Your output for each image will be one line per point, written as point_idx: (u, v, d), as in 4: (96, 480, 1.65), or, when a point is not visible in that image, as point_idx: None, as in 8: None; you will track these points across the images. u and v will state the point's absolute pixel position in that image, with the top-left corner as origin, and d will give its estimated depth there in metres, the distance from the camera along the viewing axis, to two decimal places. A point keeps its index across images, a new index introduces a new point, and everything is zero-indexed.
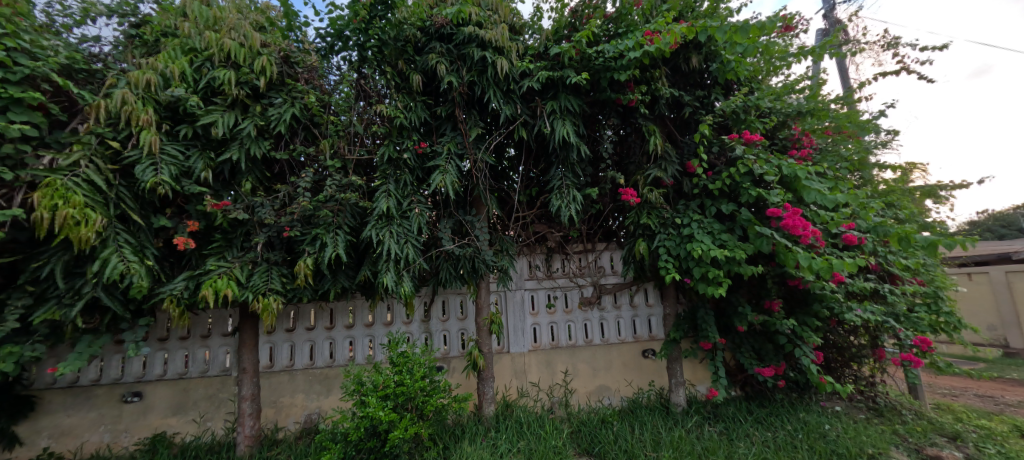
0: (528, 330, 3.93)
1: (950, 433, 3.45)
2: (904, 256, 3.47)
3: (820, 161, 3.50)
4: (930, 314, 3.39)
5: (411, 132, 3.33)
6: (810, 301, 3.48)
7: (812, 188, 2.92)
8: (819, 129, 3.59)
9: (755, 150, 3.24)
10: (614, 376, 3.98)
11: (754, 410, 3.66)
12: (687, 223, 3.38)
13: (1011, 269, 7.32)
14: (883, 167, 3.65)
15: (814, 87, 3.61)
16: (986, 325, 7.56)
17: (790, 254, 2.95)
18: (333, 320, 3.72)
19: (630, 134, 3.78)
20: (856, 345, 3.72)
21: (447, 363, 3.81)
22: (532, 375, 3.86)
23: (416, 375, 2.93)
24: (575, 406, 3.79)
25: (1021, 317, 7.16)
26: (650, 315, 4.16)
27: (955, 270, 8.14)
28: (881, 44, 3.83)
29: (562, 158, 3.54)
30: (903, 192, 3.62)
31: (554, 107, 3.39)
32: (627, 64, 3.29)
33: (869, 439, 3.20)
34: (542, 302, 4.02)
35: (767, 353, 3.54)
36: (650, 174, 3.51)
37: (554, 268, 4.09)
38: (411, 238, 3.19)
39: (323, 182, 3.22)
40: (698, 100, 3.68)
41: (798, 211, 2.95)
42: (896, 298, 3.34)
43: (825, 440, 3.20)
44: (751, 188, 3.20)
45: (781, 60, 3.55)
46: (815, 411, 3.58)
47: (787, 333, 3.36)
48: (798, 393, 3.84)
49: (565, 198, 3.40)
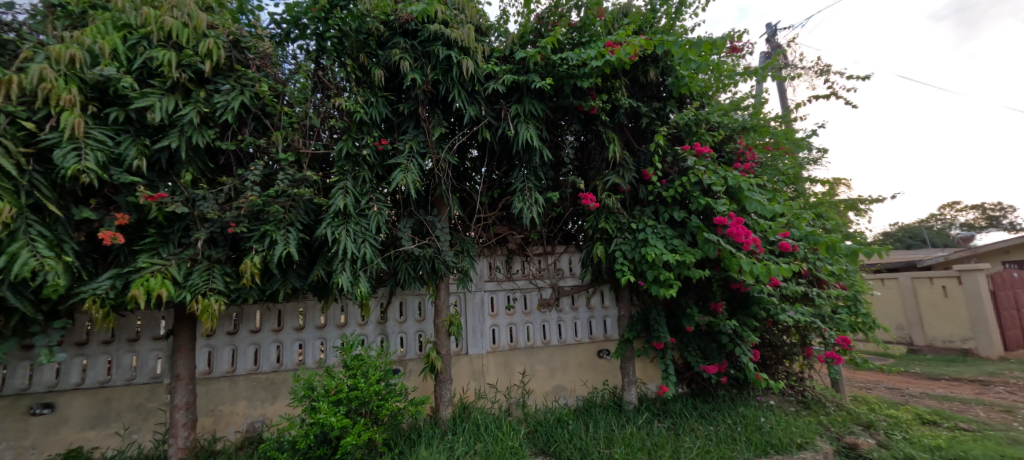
0: (487, 332, 3.92)
1: (865, 422, 3.85)
2: (831, 263, 3.79)
3: (761, 174, 3.80)
4: (851, 315, 3.77)
5: (371, 128, 3.25)
6: (750, 303, 3.75)
7: (753, 199, 3.18)
8: (760, 144, 3.87)
9: (704, 161, 3.45)
10: (570, 376, 4.08)
11: (698, 406, 3.89)
12: (642, 228, 3.53)
13: (916, 277, 8.55)
14: (813, 181, 4.01)
15: (757, 104, 3.90)
16: (896, 325, 8.78)
17: (733, 258, 3.17)
18: (280, 323, 3.53)
19: (590, 140, 3.89)
20: (788, 344, 4.04)
21: (403, 365, 3.71)
22: (490, 376, 3.86)
23: (372, 378, 2.85)
24: (532, 406, 3.84)
25: (923, 318, 8.39)
26: (605, 316, 4.31)
27: (871, 275, 9.33)
28: (814, 70, 4.21)
29: (525, 161, 3.57)
30: (830, 205, 4.00)
31: (518, 110, 3.43)
32: (589, 73, 3.40)
33: (797, 430, 3.51)
34: (501, 303, 4.03)
35: (711, 352, 3.79)
36: (608, 180, 3.64)
37: (514, 270, 4.11)
38: (369, 238, 3.09)
39: (274, 176, 3.06)
40: (654, 111, 3.87)
41: (742, 220, 3.15)
42: (823, 301, 3.68)
43: (760, 432, 3.47)
44: (700, 196, 3.40)
45: (728, 79, 3.82)
46: (752, 405, 3.87)
47: (729, 333, 3.62)
48: (738, 389, 4.12)
49: (527, 200, 3.43)
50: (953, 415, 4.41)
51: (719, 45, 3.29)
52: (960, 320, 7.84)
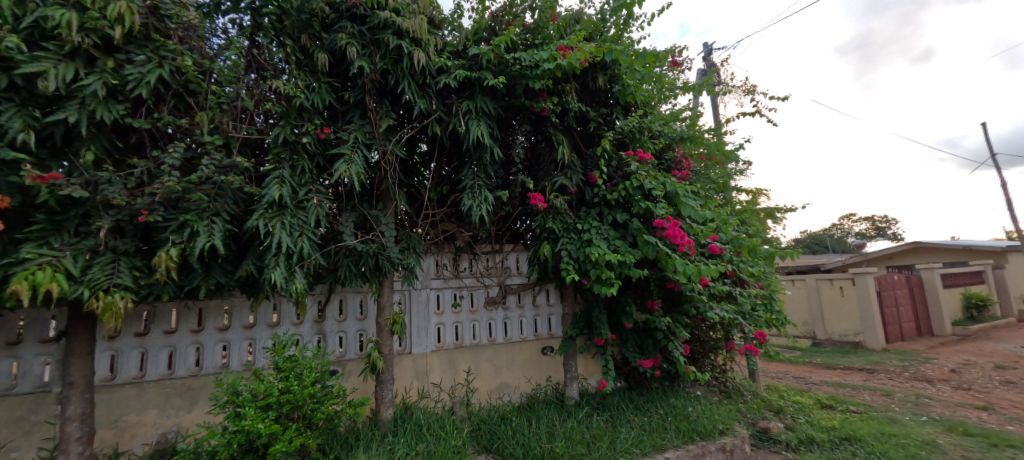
0: (432, 330, 3.84)
1: (776, 408, 4.45)
2: (751, 265, 4.17)
3: (695, 181, 4.08)
4: (767, 313, 4.20)
5: (312, 115, 3.05)
6: (682, 301, 4.02)
7: (688, 204, 3.42)
8: (695, 154, 4.17)
9: (646, 167, 3.65)
10: (515, 373, 4.12)
11: (634, 398, 4.11)
12: (587, 229, 3.66)
13: (820, 279, 9.82)
14: (739, 191, 4.39)
15: (694, 117, 4.19)
16: (803, 321, 10.06)
17: (669, 259, 3.39)
18: (201, 322, 3.21)
19: (540, 141, 3.96)
20: (714, 339, 4.37)
21: (341, 366, 3.53)
22: (434, 375, 3.79)
23: (305, 381, 2.67)
24: (476, 404, 3.83)
25: (824, 315, 9.70)
26: (550, 314, 4.41)
27: (785, 276, 10.53)
28: (743, 89, 4.60)
29: (475, 158, 3.54)
30: (752, 212, 4.40)
31: (470, 106, 3.38)
32: (540, 74, 3.44)
33: (719, 417, 3.83)
34: (447, 301, 3.97)
35: (647, 348, 4.03)
36: (556, 181, 3.73)
37: (461, 268, 4.06)
38: (307, 231, 2.89)
39: (197, 161, 2.77)
40: (601, 117, 4.02)
41: (677, 223, 3.36)
42: (744, 299, 4.04)
43: (688, 420, 3.74)
44: (641, 200, 3.58)
45: (669, 91, 4.11)
46: (681, 396, 4.16)
47: (663, 329, 3.87)
48: (669, 381, 4.40)
49: (476, 198, 3.39)
50: (846, 400, 5.16)
51: (662, 57, 3.53)
52: (853, 317, 9.17)
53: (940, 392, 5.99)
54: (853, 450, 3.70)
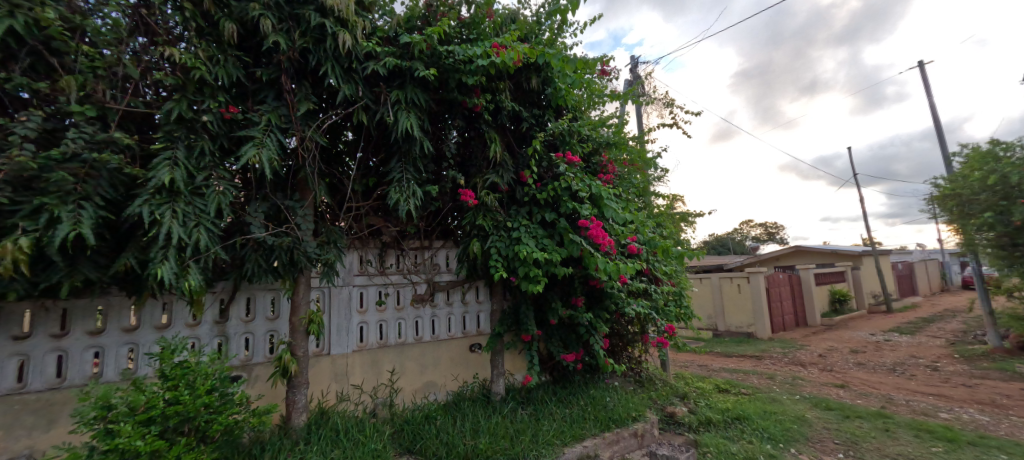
0: (354, 329, 3.63)
1: (681, 394, 4.89)
2: (664, 264, 4.53)
3: (619, 185, 4.32)
4: (676, 308, 4.59)
5: (214, 91, 2.68)
6: (603, 297, 4.22)
7: (610, 207, 3.62)
8: (620, 159, 4.40)
9: (574, 170, 3.79)
10: (441, 371, 4.05)
11: (558, 391, 4.27)
12: (516, 227, 3.70)
13: (721, 276, 10.97)
14: (657, 196, 4.73)
15: (620, 124, 4.42)
16: (706, 314, 11.20)
17: (591, 258, 3.55)
18: (66, 325, 2.69)
19: (473, 138, 3.93)
20: (631, 333, 4.68)
21: (247, 371, 3.20)
22: (355, 377, 3.59)
23: (199, 389, 2.35)
24: (400, 405, 3.70)
25: (724, 309, 10.89)
26: (479, 311, 4.41)
27: (693, 273, 11.60)
28: (663, 102, 4.96)
29: (404, 151, 3.40)
30: (667, 216, 4.77)
31: (399, 97, 3.22)
32: (474, 70, 3.39)
33: (633, 405, 4.12)
34: (371, 299, 3.78)
35: (570, 342, 4.20)
36: (487, 178, 3.73)
37: (387, 264, 3.89)
38: (204, 221, 2.55)
39: (62, 134, 2.32)
40: (534, 118, 4.09)
41: (600, 223, 3.53)
42: (658, 296, 4.37)
43: (605, 409, 3.96)
44: (569, 201, 3.69)
45: (598, 97, 4.34)
46: (600, 387, 4.40)
47: (585, 325, 4.05)
48: (590, 374, 4.63)
49: (404, 192, 3.23)
50: (739, 384, 5.82)
51: (590, 65, 3.72)
52: (747, 310, 10.42)
53: (809, 373, 7.01)
54: (741, 428, 4.20)
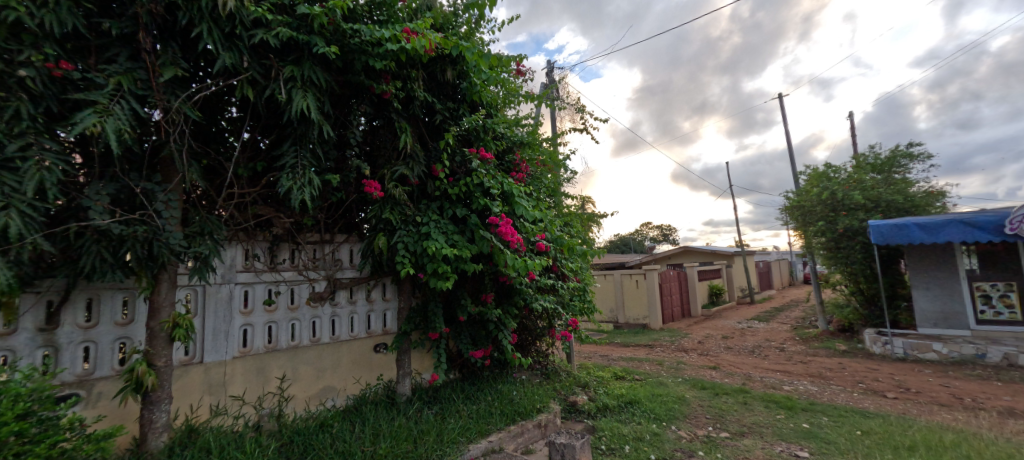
0: (235, 333, 3.19)
1: (583, 383, 5.15)
2: (571, 261, 4.72)
3: (531, 184, 4.38)
4: (581, 302, 4.81)
5: (38, 40, 2.12)
6: (512, 293, 4.25)
7: (521, 205, 3.64)
8: (533, 159, 4.47)
9: (486, 166, 3.76)
10: (341, 375, 3.75)
11: (465, 388, 4.22)
12: (426, 222, 3.55)
13: (622, 273, 11.82)
14: (567, 196, 4.91)
15: (534, 125, 4.50)
16: (608, 308, 11.98)
17: (501, 254, 3.54)
18: None
19: (382, 127, 3.70)
20: (539, 328, 4.80)
21: (84, 388, 2.64)
22: (236, 387, 3.16)
23: (9, 410, 1.85)
24: (291, 415, 3.35)
25: (624, 303, 11.75)
26: (386, 309, 4.18)
27: (598, 270, 12.34)
28: (574, 106, 5.16)
29: (298, 133, 3.06)
30: (576, 216, 4.98)
31: (293, 73, 2.87)
32: (383, 54, 3.17)
33: (538, 398, 4.23)
34: (258, 298, 3.36)
35: (479, 338, 4.17)
36: (396, 170, 3.53)
37: (278, 259, 3.49)
38: (17, 201, 2.00)
39: None
40: (448, 111, 3.97)
41: (510, 221, 3.52)
42: (565, 292, 4.54)
43: (511, 403, 4.01)
44: (480, 197, 3.63)
45: (513, 97, 4.38)
46: (509, 381, 4.45)
47: (494, 320, 4.06)
48: (499, 369, 4.65)
49: (297, 180, 2.89)
50: (634, 371, 6.30)
51: (506, 63, 3.72)
52: (643, 304, 11.38)
53: (690, 358, 7.87)
54: (634, 412, 4.55)
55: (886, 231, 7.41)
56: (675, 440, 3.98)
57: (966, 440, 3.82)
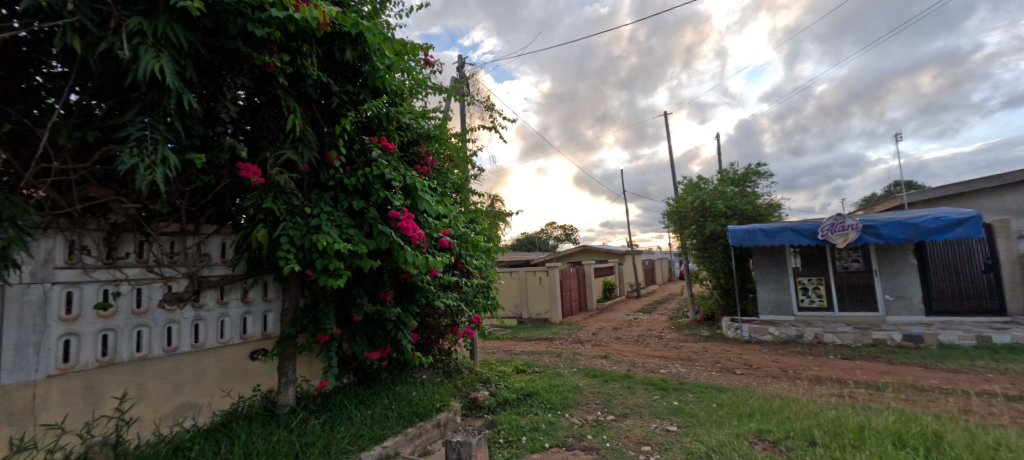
0: (51, 346, 2.53)
1: (485, 379, 5.15)
2: (476, 258, 4.70)
3: (436, 179, 4.23)
4: (485, 299, 4.81)
5: None
6: (414, 291, 4.05)
7: (424, 199, 3.48)
8: (439, 153, 4.32)
9: (388, 157, 3.52)
10: (205, 388, 3.23)
11: (359, 393, 3.93)
12: (316, 214, 3.21)
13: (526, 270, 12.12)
14: (474, 193, 4.85)
15: (442, 119, 4.34)
16: (512, 304, 12.21)
17: (401, 250, 3.34)
18: None
19: (265, 104, 3.26)
20: (442, 326, 4.67)
21: None
22: (52, 413, 2.53)
23: None
24: (135, 441, 2.80)
25: (527, 298, 12.07)
26: (267, 311, 3.72)
27: (502, 267, 12.50)
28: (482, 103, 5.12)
29: (149, 101, 2.55)
30: (482, 213, 4.95)
31: (140, 25, 2.37)
32: (267, 21, 2.78)
33: (439, 397, 4.10)
34: (88, 301, 2.71)
35: (377, 339, 3.91)
36: (281, 154, 3.11)
37: (120, 254, 2.87)
38: None
39: None
40: (347, 94, 3.61)
41: (413, 215, 3.33)
42: (469, 289, 4.50)
43: (410, 404, 3.83)
44: (380, 190, 3.37)
45: (422, 87, 4.26)
46: (408, 382, 4.25)
47: (393, 320, 3.83)
48: (398, 370, 4.43)
49: (141, 153, 2.42)
50: (534, 364, 6.49)
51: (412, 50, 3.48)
52: (545, 299, 11.82)
53: (585, 349, 8.36)
54: (533, 403, 4.66)
55: (740, 235, 8.68)
56: (568, 427, 4.16)
57: (787, 405, 4.42)
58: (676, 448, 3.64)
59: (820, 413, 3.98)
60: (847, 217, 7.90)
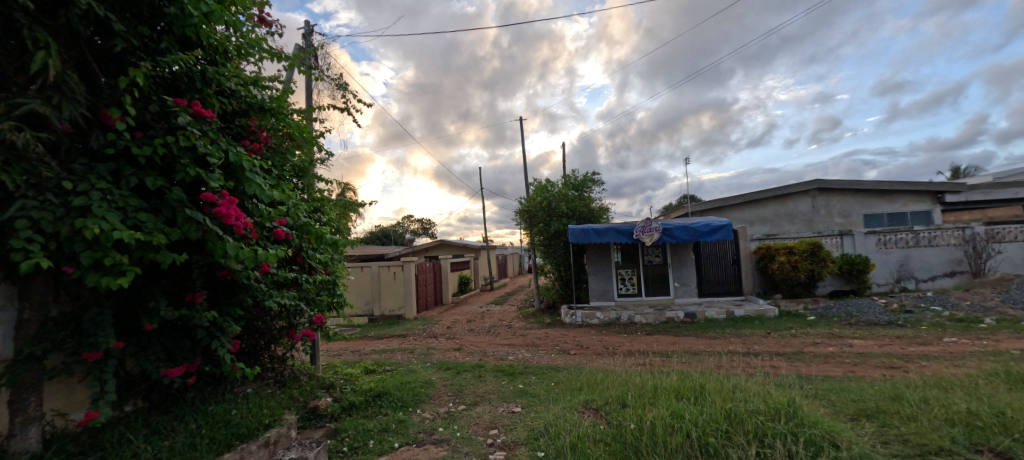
0: None
1: (328, 385, 4.80)
2: (319, 252, 4.34)
3: (269, 158, 3.72)
4: (329, 296, 4.49)
5: None
6: (237, 291, 3.55)
7: (253, 182, 3.01)
8: (274, 128, 3.82)
9: (202, 126, 2.94)
10: None
11: (152, 420, 3.23)
12: (83, 190, 2.46)
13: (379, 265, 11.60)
14: (319, 179, 4.45)
15: (282, 90, 3.93)
16: (363, 301, 11.54)
17: (218, 241, 2.87)
18: None
19: None
20: (275, 329, 4.18)
21: None
22: None
23: None
24: None
25: (381, 294, 11.56)
26: None
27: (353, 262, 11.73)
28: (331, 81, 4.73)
29: None
30: (328, 203, 4.59)
31: None
32: None
33: (266, 413, 3.66)
34: None
35: (180, 353, 3.29)
36: (21, 105, 2.34)
37: None
38: None
39: None
40: (141, 39, 2.90)
41: (235, 200, 2.86)
42: (309, 286, 4.17)
43: (227, 426, 3.32)
44: (189, 166, 2.78)
45: (253, 49, 3.76)
46: (224, 400, 3.68)
47: (206, 326, 3.24)
48: (212, 386, 3.81)
49: None
50: (385, 362, 6.30)
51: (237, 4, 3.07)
52: (399, 295, 11.51)
53: (439, 343, 8.44)
54: (382, 404, 4.53)
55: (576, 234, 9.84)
56: (418, 423, 4.16)
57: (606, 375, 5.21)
58: (520, 427, 3.99)
59: (629, 379, 4.76)
60: (653, 220, 9.66)
